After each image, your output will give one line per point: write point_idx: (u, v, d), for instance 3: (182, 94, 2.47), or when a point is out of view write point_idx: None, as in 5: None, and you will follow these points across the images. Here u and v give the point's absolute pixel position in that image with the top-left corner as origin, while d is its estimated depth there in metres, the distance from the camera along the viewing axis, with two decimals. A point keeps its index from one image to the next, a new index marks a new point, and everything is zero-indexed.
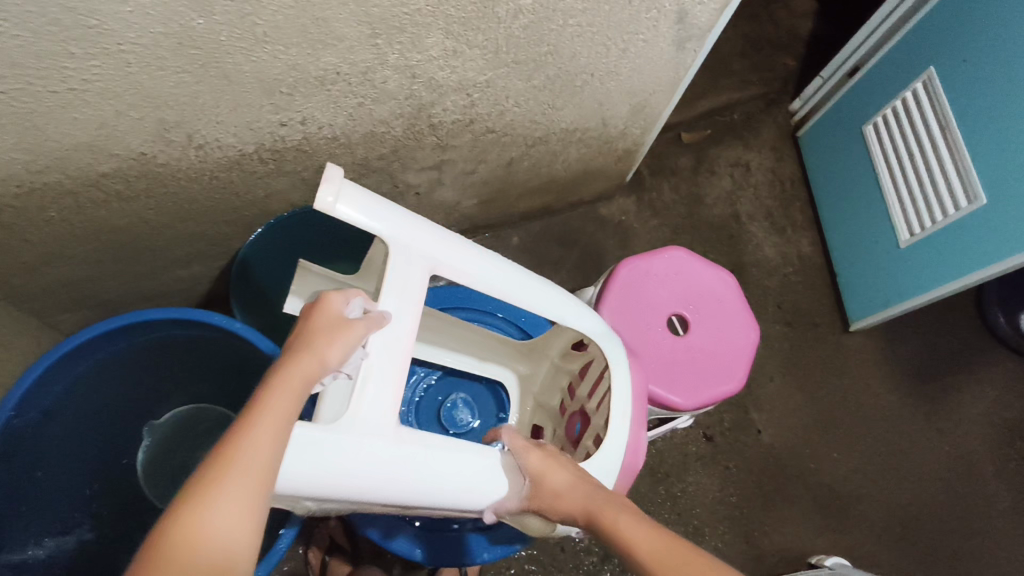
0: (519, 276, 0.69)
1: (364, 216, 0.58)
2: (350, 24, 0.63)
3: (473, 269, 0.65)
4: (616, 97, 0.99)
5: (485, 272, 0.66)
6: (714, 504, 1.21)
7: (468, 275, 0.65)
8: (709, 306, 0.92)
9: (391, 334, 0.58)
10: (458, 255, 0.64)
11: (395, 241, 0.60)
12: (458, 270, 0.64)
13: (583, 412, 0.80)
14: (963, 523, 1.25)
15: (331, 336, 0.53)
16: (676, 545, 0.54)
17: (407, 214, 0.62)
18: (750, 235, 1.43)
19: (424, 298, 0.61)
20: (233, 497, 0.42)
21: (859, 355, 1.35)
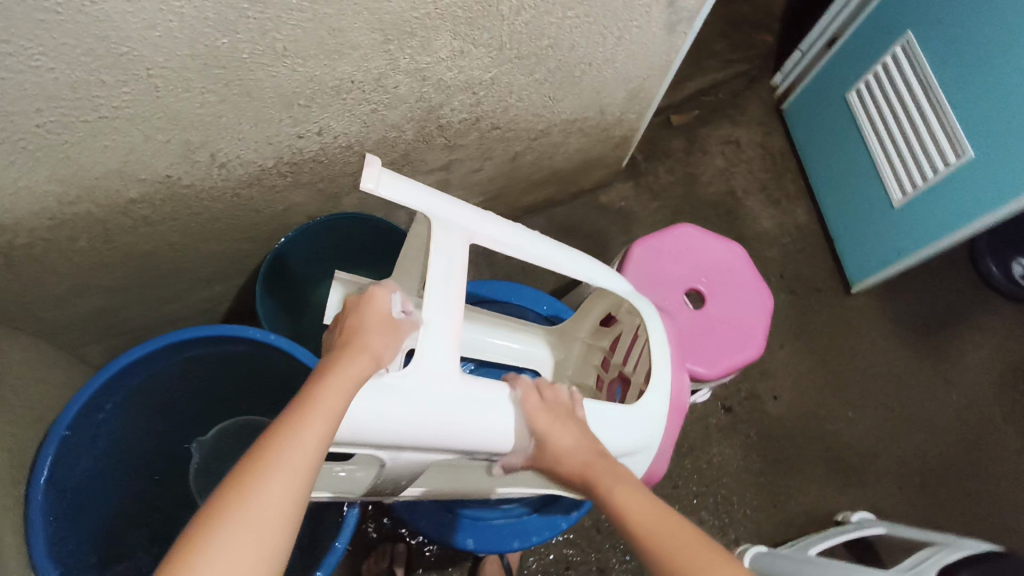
0: (544, 241, 0.75)
1: (405, 195, 0.63)
2: (365, 33, 0.65)
3: (505, 237, 0.70)
4: (613, 84, 1.01)
5: (517, 238, 0.72)
6: (739, 473, 1.24)
7: (502, 242, 0.70)
8: (722, 278, 0.95)
9: (439, 296, 0.62)
10: (490, 225, 0.69)
11: (437, 217, 0.65)
12: (492, 237, 0.69)
13: (622, 377, 0.86)
14: (980, 468, 1.29)
15: (378, 337, 0.55)
16: (668, 518, 0.55)
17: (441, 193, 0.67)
18: (747, 209, 1.47)
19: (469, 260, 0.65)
20: (278, 480, 0.44)
21: (864, 316, 1.39)
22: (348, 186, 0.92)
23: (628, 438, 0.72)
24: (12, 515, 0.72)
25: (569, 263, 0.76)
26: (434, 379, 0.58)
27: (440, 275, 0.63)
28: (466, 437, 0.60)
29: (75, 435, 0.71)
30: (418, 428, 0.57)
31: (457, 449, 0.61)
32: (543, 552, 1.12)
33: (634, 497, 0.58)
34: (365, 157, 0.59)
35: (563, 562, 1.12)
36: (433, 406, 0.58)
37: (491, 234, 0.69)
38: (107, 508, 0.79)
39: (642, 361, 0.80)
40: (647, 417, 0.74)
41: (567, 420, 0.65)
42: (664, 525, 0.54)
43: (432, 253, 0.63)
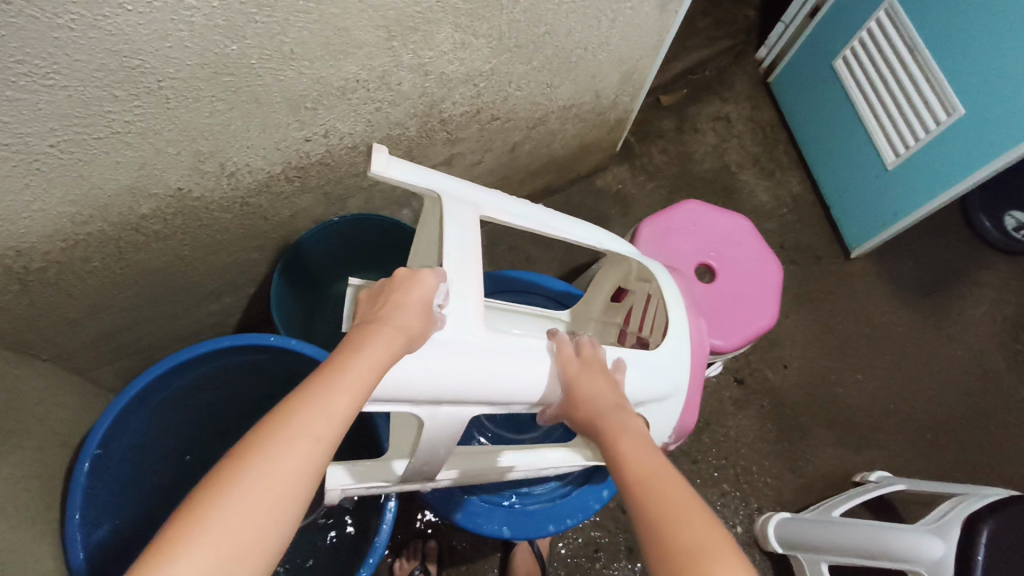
0: (548, 214, 0.77)
1: (412, 176, 0.65)
2: (369, 30, 0.65)
3: (506, 209, 0.72)
4: (607, 67, 1.02)
5: (522, 210, 0.73)
6: (756, 443, 1.26)
7: (509, 214, 0.72)
8: (731, 250, 0.96)
9: (460, 265, 0.61)
10: (491, 199, 0.71)
11: (447, 195, 0.66)
12: (495, 210, 0.70)
13: (640, 342, 0.86)
14: (988, 419, 1.32)
15: (411, 317, 0.55)
16: (665, 474, 0.53)
17: (444, 176, 0.69)
18: (742, 183, 1.48)
19: (480, 227, 0.65)
20: (295, 450, 0.44)
21: (864, 279, 1.42)
22: (354, 187, 0.92)
23: (654, 385, 0.74)
24: (48, 540, 0.72)
25: (575, 233, 0.78)
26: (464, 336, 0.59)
27: (457, 242, 0.62)
28: (501, 391, 0.61)
29: (103, 455, 0.71)
30: (455, 381, 0.58)
31: (493, 402, 0.62)
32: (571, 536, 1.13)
33: (637, 448, 0.57)
34: (372, 146, 0.61)
35: (592, 545, 1.13)
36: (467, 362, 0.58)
37: (496, 206, 0.70)
38: (137, 525, 0.79)
39: (659, 319, 0.81)
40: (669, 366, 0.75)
41: (601, 373, 0.66)
42: (659, 476, 0.52)
43: (446, 222, 0.63)
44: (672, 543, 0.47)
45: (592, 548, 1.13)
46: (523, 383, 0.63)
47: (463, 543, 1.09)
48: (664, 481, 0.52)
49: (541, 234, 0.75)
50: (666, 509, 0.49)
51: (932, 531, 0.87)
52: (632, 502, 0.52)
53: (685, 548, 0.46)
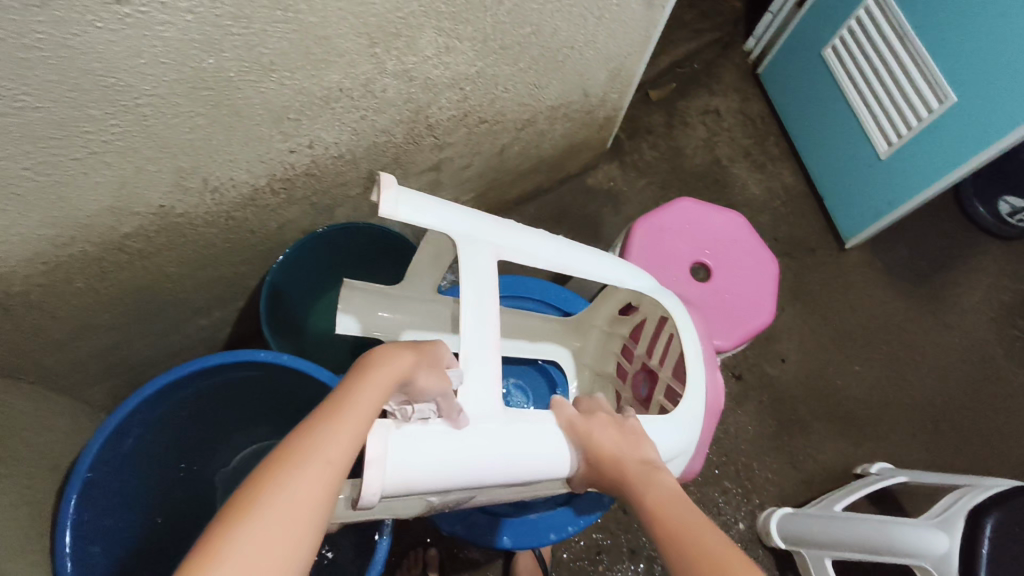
0: (569, 249, 0.74)
1: (429, 216, 0.62)
2: (350, 38, 0.63)
3: (528, 247, 0.69)
4: (595, 66, 1.00)
5: (543, 248, 0.71)
6: (756, 439, 1.25)
7: (528, 255, 0.69)
8: (726, 248, 0.95)
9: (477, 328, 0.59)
10: (512, 238, 0.68)
11: (462, 235, 0.64)
12: (515, 250, 0.68)
13: (647, 370, 0.87)
14: (987, 406, 1.32)
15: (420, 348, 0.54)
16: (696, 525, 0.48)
17: (462, 211, 0.66)
18: (735, 177, 1.48)
19: (497, 282, 0.63)
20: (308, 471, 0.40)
21: (860, 270, 1.41)
22: (342, 196, 0.90)
23: (670, 445, 0.70)
24: (41, 569, 0.70)
25: (595, 269, 0.75)
26: (481, 419, 0.56)
27: (473, 294, 0.61)
28: (517, 471, 0.57)
29: (94, 483, 0.69)
30: (470, 466, 0.53)
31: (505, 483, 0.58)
32: (573, 541, 1.12)
33: (663, 502, 0.53)
34: (379, 177, 0.58)
35: (595, 548, 1.12)
36: (484, 446, 0.55)
37: (517, 247, 0.68)
38: (132, 547, 0.77)
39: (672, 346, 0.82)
40: (684, 423, 0.72)
41: (613, 433, 0.63)
42: (690, 530, 0.48)
43: (462, 271, 0.62)
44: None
45: (596, 551, 1.12)
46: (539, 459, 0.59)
47: (466, 550, 1.08)
48: (695, 531, 0.47)
49: (561, 272, 0.73)
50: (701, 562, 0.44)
51: (936, 524, 0.87)
52: (670, 559, 0.47)
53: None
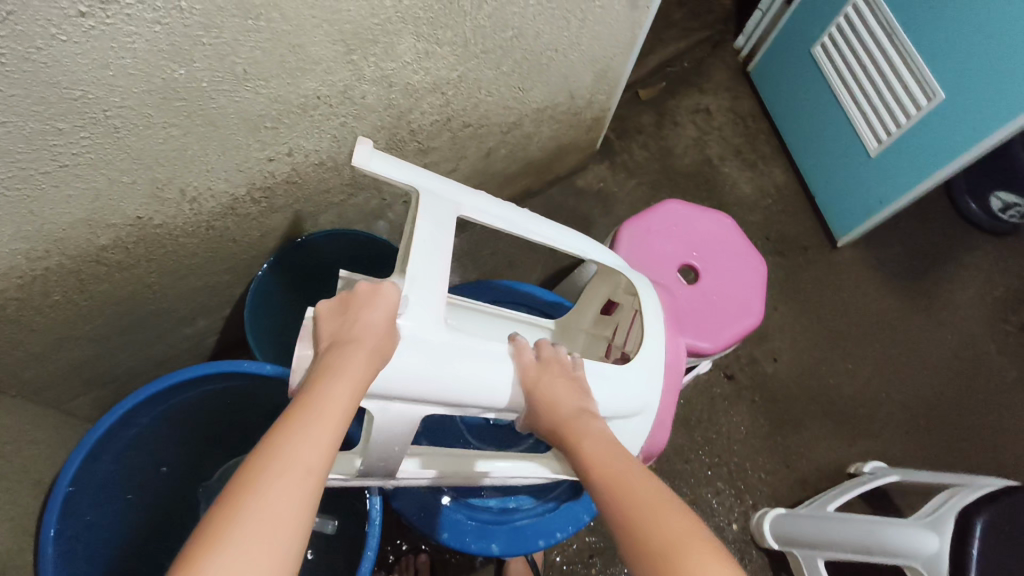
0: (534, 219, 0.74)
1: (394, 171, 0.63)
2: (326, 45, 0.62)
3: (492, 210, 0.70)
4: (580, 67, 1.00)
5: (507, 214, 0.71)
6: (748, 439, 1.25)
7: (492, 216, 0.70)
8: (714, 250, 0.95)
9: (430, 264, 0.60)
10: (477, 200, 0.69)
11: (426, 190, 0.65)
12: (478, 210, 0.69)
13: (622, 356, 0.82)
14: (979, 403, 1.31)
15: (380, 337, 0.54)
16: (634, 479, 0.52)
17: (429, 172, 0.67)
18: (725, 175, 1.47)
19: (455, 228, 0.64)
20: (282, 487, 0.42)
21: (851, 267, 1.40)
22: (325, 203, 0.89)
23: (625, 396, 0.71)
24: None
25: (560, 238, 0.76)
26: (423, 335, 0.57)
27: (429, 239, 0.62)
28: (462, 391, 0.58)
29: (75, 497, 0.69)
30: (411, 377, 0.55)
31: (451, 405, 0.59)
32: (565, 545, 1.12)
33: (603, 457, 0.56)
34: (355, 142, 0.61)
35: (588, 552, 1.12)
36: (425, 362, 0.56)
37: (481, 208, 0.69)
38: (114, 561, 0.77)
39: (635, 335, 0.80)
40: (643, 372, 0.74)
41: (565, 382, 0.64)
42: (627, 482, 0.52)
43: (420, 218, 0.62)
44: (649, 540, 0.47)
45: (588, 555, 1.12)
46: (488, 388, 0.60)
47: (457, 556, 1.07)
48: (634, 483, 0.52)
49: (525, 238, 0.73)
50: (636, 512, 0.49)
51: (927, 525, 0.87)
52: (606, 508, 0.51)
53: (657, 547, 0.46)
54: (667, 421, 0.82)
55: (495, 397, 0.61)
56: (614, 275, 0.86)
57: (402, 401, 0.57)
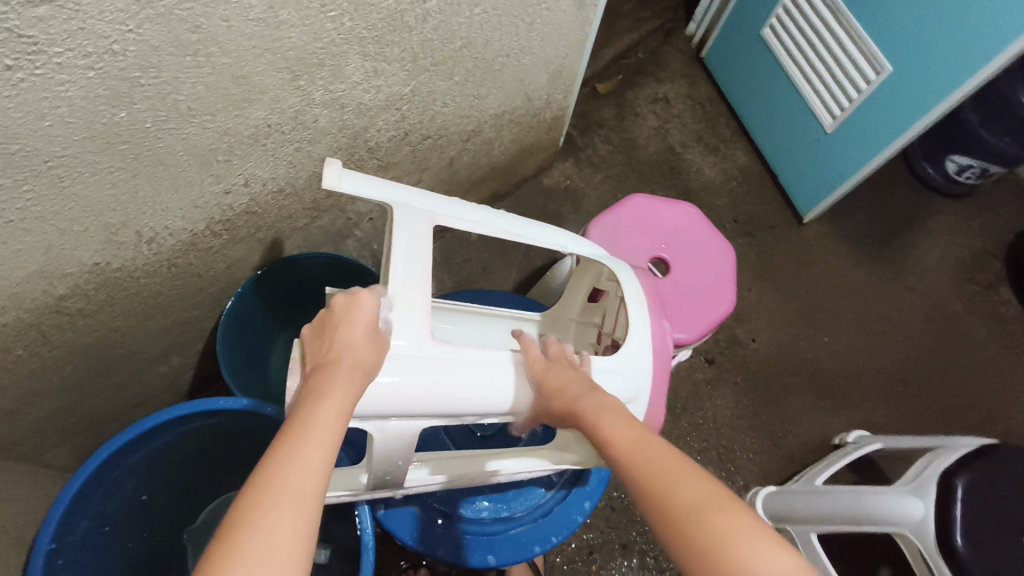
0: (512, 219, 0.73)
1: (367, 190, 0.62)
2: (270, 74, 0.61)
3: (469, 216, 0.69)
4: (534, 69, 1.00)
5: (482, 217, 0.70)
6: (734, 420, 1.26)
7: (470, 222, 0.69)
8: (682, 241, 0.95)
9: (409, 280, 0.60)
10: (452, 207, 0.68)
11: (400, 205, 0.64)
12: (454, 219, 0.68)
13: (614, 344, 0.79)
14: (953, 363, 1.34)
15: (361, 350, 0.53)
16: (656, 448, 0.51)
17: (403, 185, 0.66)
18: (688, 161, 1.48)
19: (432, 243, 0.63)
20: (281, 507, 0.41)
21: (819, 241, 1.43)
22: (289, 228, 0.88)
23: (614, 386, 0.69)
24: None
25: (539, 234, 0.75)
26: (405, 348, 0.56)
27: (406, 255, 0.61)
28: (453, 402, 0.58)
29: (58, 553, 0.67)
30: (400, 395, 0.55)
31: (446, 415, 0.59)
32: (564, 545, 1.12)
33: (624, 426, 0.54)
34: (324, 161, 0.60)
35: (586, 550, 1.12)
36: (413, 377, 0.56)
37: (458, 215, 0.68)
38: None
39: (619, 320, 0.79)
40: (631, 361, 0.72)
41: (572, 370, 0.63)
42: (645, 450, 0.51)
43: (394, 235, 0.62)
44: (677, 504, 0.45)
45: (587, 552, 1.12)
46: (480, 396, 0.60)
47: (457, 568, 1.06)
48: (651, 448, 0.50)
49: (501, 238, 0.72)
50: (662, 478, 0.47)
51: (911, 491, 0.88)
52: (628, 476, 0.50)
53: (681, 510, 0.45)
54: (662, 400, 0.77)
55: (488, 404, 0.61)
56: (594, 266, 0.85)
57: (398, 417, 0.58)
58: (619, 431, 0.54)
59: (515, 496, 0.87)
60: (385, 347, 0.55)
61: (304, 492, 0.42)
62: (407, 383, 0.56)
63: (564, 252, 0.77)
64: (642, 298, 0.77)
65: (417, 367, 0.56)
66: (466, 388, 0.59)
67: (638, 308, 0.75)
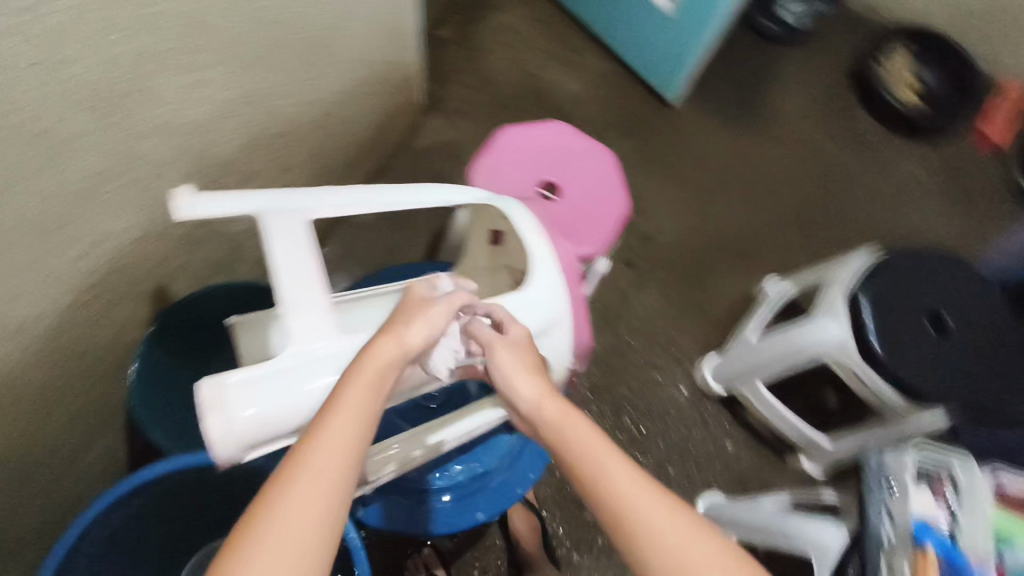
0: (390, 189, 0.70)
1: (226, 206, 0.58)
2: (77, 118, 0.56)
3: (344, 200, 0.66)
4: (365, 35, 0.96)
5: (358, 197, 0.67)
6: (667, 310, 1.32)
7: (346, 206, 0.66)
8: (562, 157, 0.96)
9: (305, 283, 0.56)
10: (324, 196, 0.64)
11: (268, 211, 0.59)
12: (329, 207, 0.64)
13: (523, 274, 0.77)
14: (836, 194, 1.44)
15: (403, 345, 0.52)
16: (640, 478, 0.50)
17: (265, 190, 0.61)
18: (550, 82, 1.49)
19: (315, 239, 0.59)
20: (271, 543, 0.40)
21: (691, 121, 1.48)
22: (167, 271, 0.83)
23: (535, 317, 0.70)
24: None
25: (422, 197, 0.73)
26: (322, 350, 0.54)
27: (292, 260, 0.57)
28: None
29: None
30: None
31: (383, 400, 0.58)
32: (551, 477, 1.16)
33: (623, 464, 0.51)
34: (170, 193, 0.55)
35: None
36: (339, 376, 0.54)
37: (332, 203, 0.64)
38: None
39: (514, 255, 0.80)
40: (546, 290, 0.73)
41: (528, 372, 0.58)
42: (641, 503, 0.49)
43: (271, 242, 0.57)
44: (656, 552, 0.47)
45: None
46: (413, 371, 0.59)
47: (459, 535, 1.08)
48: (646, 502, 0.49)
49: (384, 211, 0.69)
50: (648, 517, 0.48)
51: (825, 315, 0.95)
52: (617, 530, 0.49)
53: None
54: (583, 321, 0.81)
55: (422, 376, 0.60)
56: (484, 211, 0.84)
57: None
58: (614, 468, 0.51)
59: (485, 450, 0.86)
60: (431, 330, 0.54)
61: (328, 512, 0.42)
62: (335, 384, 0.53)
63: (449, 205, 0.75)
64: (538, 229, 0.78)
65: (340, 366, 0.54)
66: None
67: (536, 240, 0.76)
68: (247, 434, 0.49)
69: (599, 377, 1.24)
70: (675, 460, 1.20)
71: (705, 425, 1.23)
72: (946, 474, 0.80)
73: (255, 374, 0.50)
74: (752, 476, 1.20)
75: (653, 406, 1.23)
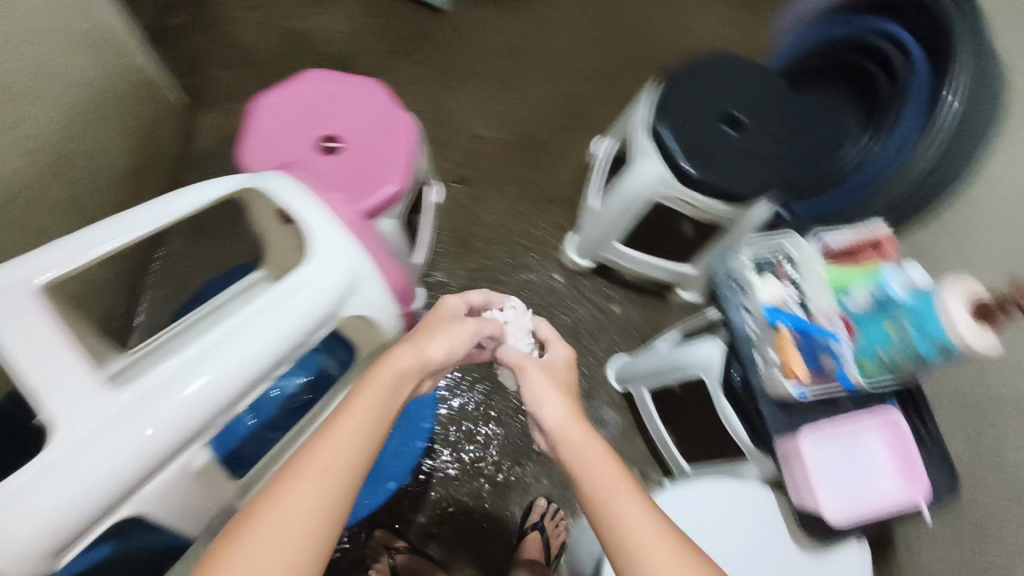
0: (135, 211, 0.59)
1: None
2: None
3: (74, 247, 0.54)
4: (56, 53, 0.85)
5: (92, 236, 0.55)
6: (513, 207, 1.30)
7: (80, 254, 0.54)
8: (329, 105, 0.92)
9: (49, 363, 0.48)
10: (43, 253, 0.52)
11: None
12: (55, 263, 0.52)
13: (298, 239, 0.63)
14: (626, 34, 1.45)
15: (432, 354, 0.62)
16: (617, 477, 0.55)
17: None
18: (311, 30, 1.40)
19: (44, 311, 0.49)
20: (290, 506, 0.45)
21: (466, 16, 1.43)
22: None
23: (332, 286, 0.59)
24: None
25: (175, 207, 0.60)
26: (96, 426, 0.47)
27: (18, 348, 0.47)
28: (192, 427, 0.51)
29: None
30: (125, 470, 0.47)
31: (197, 437, 0.53)
32: (468, 407, 1.18)
33: (609, 466, 0.56)
34: None
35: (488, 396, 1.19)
36: (126, 444, 0.47)
37: (57, 255, 0.53)
38: None
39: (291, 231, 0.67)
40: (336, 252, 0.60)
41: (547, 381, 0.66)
42: (620, 499, 0.53)
43: None
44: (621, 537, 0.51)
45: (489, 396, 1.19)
46: (221, 397, 0.52)
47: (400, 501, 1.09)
48: (625, 497, 0.53)
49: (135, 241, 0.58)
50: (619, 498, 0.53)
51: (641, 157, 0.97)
52: (604, 522, 0.52)
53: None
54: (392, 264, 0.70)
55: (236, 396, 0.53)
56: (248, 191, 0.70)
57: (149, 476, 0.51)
58: (604, 468, 0.56)
59: None
60: (455, 341, 0.65)
61: (327, 490, 0.46)
62: (125, 454, 0.47)
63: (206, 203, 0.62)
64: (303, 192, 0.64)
65: (124, 433, 0.47)
66: (181, 408, 0.50)
67: (303, 204, 0.63)
68: (38, 542, 0.44)
69: (474, 298, 1.24)
70: (572, 342, 1.23)
71: (587, 298, 1.26)
72: (780, 257, 0.87)
73: (25, 483, 0.44)
74: (645, 326, 1.26)
75: (535, 301, 1.25)
